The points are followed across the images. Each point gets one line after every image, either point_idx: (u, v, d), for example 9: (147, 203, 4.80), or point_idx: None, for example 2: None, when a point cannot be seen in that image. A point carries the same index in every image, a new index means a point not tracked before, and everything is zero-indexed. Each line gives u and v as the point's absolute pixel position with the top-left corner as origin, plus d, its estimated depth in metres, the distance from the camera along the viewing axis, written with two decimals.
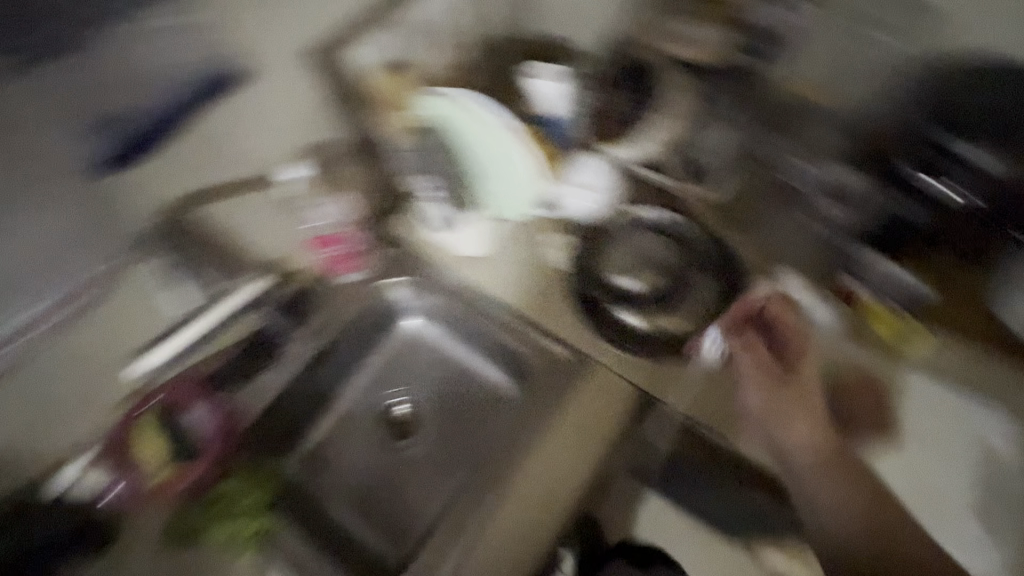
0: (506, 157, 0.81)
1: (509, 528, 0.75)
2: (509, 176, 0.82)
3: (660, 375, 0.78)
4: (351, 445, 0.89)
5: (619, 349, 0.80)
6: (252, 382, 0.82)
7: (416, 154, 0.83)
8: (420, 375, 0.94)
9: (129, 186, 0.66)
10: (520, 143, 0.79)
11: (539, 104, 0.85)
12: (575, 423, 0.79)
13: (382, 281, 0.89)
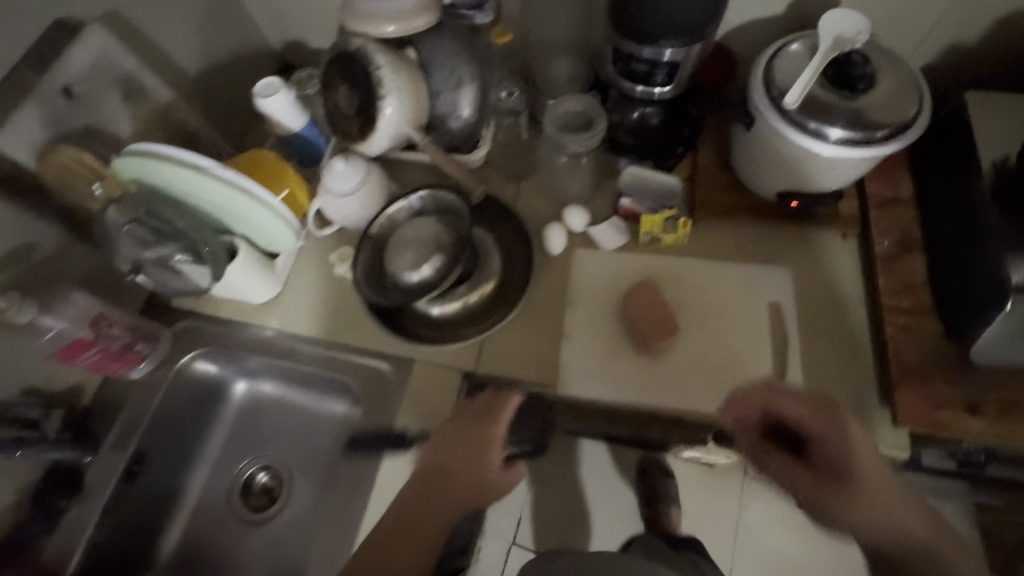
0: (234, 206, 0.72)
1: (410, 501, 0.65)
2: (240, 219, 0.74)
3: (480, 347, 0.78)
4: (215, 533, 0.85)
5: (429, 340, 0.79)
6: (63, 518, 0.74)
7: (136, 227, 0.72)
8: (266, 435, 0.90)
9: None
10: (241, 186, 0.70)
11: (276, 121, 0.86)
12: (412, 426, 0.75)
13: (176, 362, 0.82)
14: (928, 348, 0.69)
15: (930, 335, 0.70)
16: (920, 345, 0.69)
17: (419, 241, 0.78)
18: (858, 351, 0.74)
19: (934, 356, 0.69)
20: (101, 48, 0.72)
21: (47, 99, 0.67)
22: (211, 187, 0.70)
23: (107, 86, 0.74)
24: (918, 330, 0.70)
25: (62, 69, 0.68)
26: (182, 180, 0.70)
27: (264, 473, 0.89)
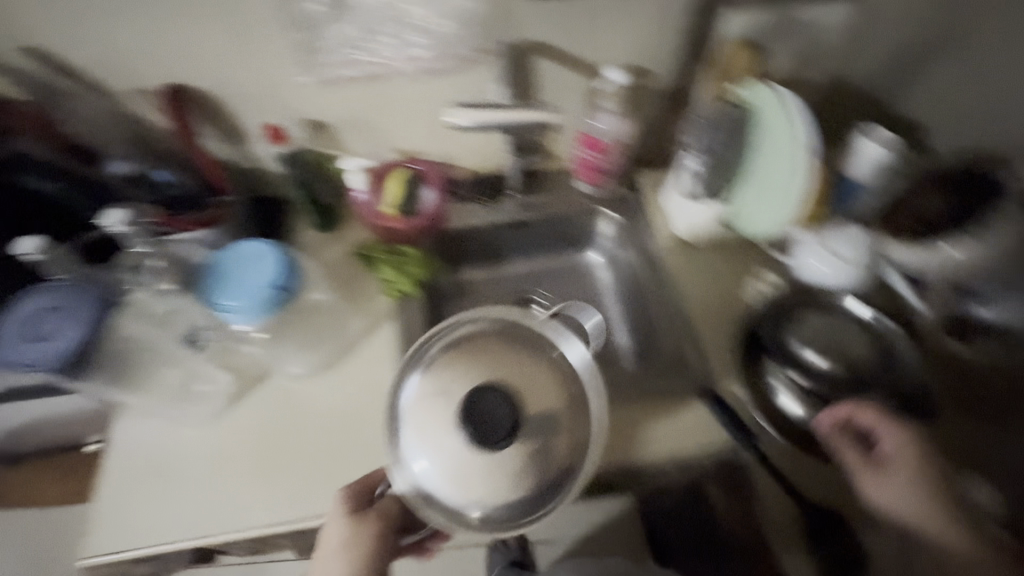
0: (780, 180, 0.77)
1: None
2: (767, 188, 0.79)
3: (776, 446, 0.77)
4: (487, 298, 1.04)
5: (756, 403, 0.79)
6: (469, 204, 0.98)
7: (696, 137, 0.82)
8: (568, 294, 1.06)
9: (518, 14, 0.72)
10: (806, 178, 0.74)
11: (856, 157, 0.81)
12: (678, 420, 0.78)
13: (599, 208, 1.00)
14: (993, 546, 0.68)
15: (909, 455, 0.70)
16: (912, 488, 0.68)
17: (841, 337, 0.81)
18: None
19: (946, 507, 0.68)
20: (842, 15, 0.79)
21: (779, 16, 0.78)
22: (788, 160, 0.76)
23: (803, 37, 0.81)
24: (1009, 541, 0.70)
25: (805, 8, 0.78)
26: (778, 132, 0.76)
27: (543, 309, 1.05)
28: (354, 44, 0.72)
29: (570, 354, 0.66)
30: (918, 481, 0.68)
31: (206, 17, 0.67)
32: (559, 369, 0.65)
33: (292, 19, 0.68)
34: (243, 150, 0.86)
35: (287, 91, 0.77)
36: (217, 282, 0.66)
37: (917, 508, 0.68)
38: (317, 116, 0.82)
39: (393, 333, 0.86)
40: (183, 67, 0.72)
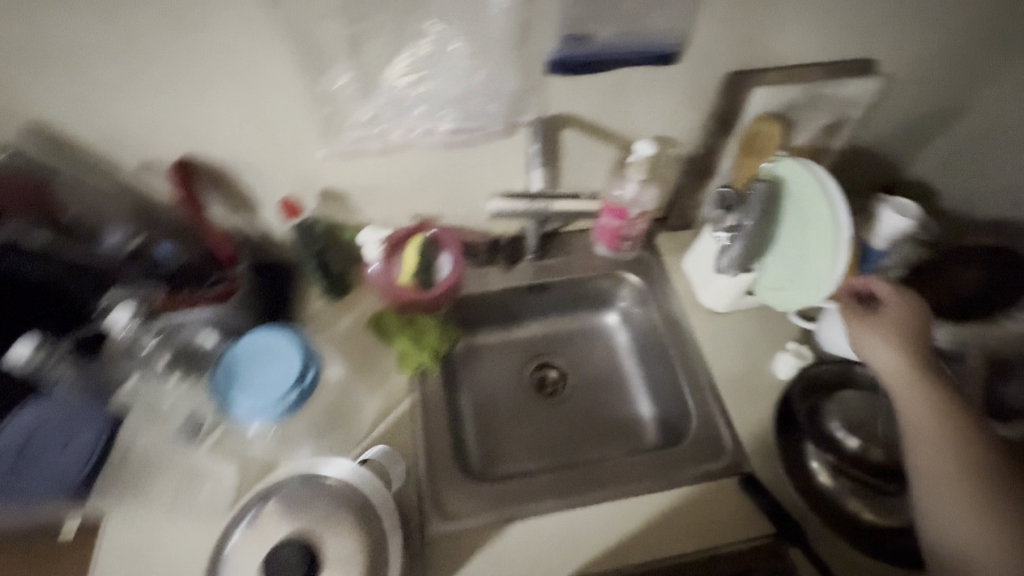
0: (812, 252, 0.75)
1: None
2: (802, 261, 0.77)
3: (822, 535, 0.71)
4: (502, 363, 1.01)
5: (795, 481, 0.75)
6: (486, 269, 0.95)
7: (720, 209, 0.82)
8: (586, 358, 1.02)
9: (549, 91, 0.70)
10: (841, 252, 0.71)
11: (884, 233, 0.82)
12: (719, 505, 0.74)
13: (620, 272, 0.97)
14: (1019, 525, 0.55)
15: (908, 328, 0.67)
16: (911, 386, 0.63)
17: (882, 414, 0.75)
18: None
19: (956, 441, 0.59)
20: (868, 90, 0.79)
21: (809, 92, 0.77)
22: (819, 231, 0.73)
23: (832, 112, 0.81)
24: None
25: (835, 86, 0.77)
26: (807, 203, 0.75)
27: (560, 373, 1.01)
28: (379, 122, 0.68)
29: (333, 472, 0.62)
30: (917, 383, 0.63)
31: (226, 94, 0.63)
32: (357, 502, 0.61)
33: (318, 98, 0.64)
34: (252, 220, 0.81)
35: (305, 163, 0.73)
36: (229, 376, 0.61)
37: (914, 421, 0.62)
38: (333, 186, 0.79)
39: (410, 410, 0.79)
40: (198, 141, 0.68)
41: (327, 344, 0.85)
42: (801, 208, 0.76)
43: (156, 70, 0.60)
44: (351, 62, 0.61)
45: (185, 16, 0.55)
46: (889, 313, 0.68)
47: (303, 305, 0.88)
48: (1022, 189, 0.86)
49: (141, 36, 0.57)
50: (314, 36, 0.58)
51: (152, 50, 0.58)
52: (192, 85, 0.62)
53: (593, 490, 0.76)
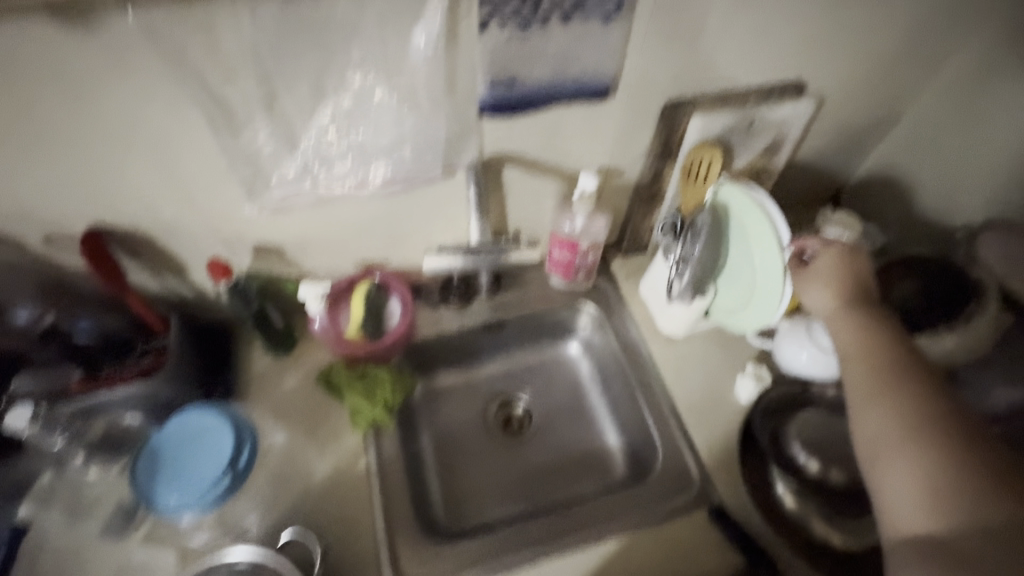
0: (758, 277, 0.75)
1: None
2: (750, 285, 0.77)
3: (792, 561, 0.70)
4: (464, 404, 0.98)
5: (763, 509, 0.73)
6: (439, 310, 0.92)
7: (666, 238, 0.83)
8: (550, 391, 1.00)
9: (484, 133, 0.68)
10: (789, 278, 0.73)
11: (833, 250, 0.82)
12: (688, 541, 0.72)
13: (578, 301, 0.96)
14: (935, 420, 0.54)
15: (845, 270, 0.70)
16: (843, 313, 0.67)
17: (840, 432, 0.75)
18: (983, 553, 0.47)
19: (882, 355, 0.61)
20: (802, 111, 0.80)
21: (745, 116, 0.78)
22: (762, 257, 0.74)
23: (770, 133, 0.81)
24: (981, 450, 0.51)
25: (769, 109, 0.78)
26: (749, 227, 0.75)
27: (524, 409, 0.99)
28: (307, 177, 0.65)
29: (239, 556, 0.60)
30: (850, 312, 0.67)
31: (133, 160, 0.58)
32: None
33: (237, 158, 0.61)
34: (181, 283, 0.76)
35: (232, 221, 0.69)
36: (151, 469, 0.56)
37: (850, 352, 0.64)
38: (266, 241, 0.75)
39: (367, 470, 0.76)
40: (107, 208, 0.63)
41: (273, 406, 0.80)
42: (746, 232, 0.76)
43: (49, 141, 0.55)
44: (268, 119, 0.58)
45: (73, 85, 0.51)
46: (825, 257, 0.72)
47: (245, 366, 0.83)
48: (954, 196, 0.89)
49: (25, 108, 0.51)
50: (224, 97, 0.54)
51: (40, 122, 0.53)
52: (92, 154, 0.57)
53: (561, 538, 0.73)
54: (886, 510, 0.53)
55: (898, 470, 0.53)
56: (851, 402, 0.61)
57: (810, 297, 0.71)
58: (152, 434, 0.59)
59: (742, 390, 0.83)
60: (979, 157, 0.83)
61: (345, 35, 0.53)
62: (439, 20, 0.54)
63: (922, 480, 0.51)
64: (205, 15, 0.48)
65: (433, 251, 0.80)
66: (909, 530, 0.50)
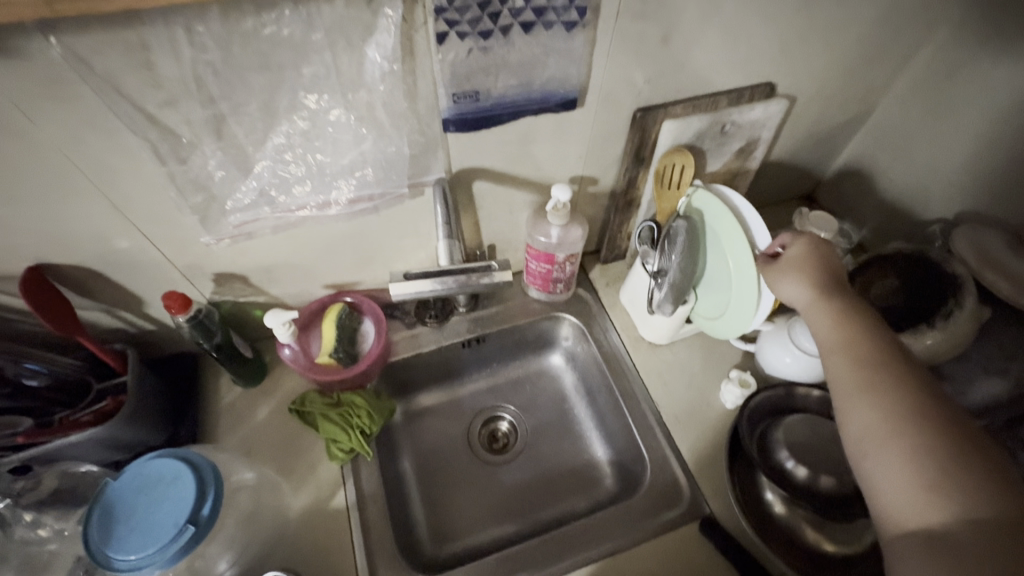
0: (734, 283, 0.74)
1: None
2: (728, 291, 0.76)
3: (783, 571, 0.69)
4: (447, 424, 0.95)
5: (753, 519, 0.72)
6: (416, 329, 0.90)
7: (643, 248, 0.82)
8: (534, 405, 0.97)
9: (451, 148, 0.66)
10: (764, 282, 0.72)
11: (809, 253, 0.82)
12: (679, 557, 0.71)
13: (558, 313, 0.94)
14: (923, 411, 0.50)
15: (816, 263, 0.66)
16: (819, 305, 0.62)
17: (826, 436, 0.74)
18: (981, 550, 0.43)
19: (863, 345, 0.57)
20: (773, 112, 0.79)
21: (717, 119, 0.76)
22: (737, 262, 0.73)
23: (743, 136, 0.81)
24: (971, 440, 0.48)
25: (741, 112, 0.77)
26: (722, 233, 0.74)
27: (509, 425, 0.96)
28: (266, 202, 0.62)
29: None
30: (827, 304, 0.62)
31: (70, 193, 0.55)
32: None
33: (187, 185, 0.57)
34: (138, 316, 0.72)
35: (188, 250, 0.66)
36: (107, 522, 0.54)
37: (827, 342, 0.60)
38: (227, 269, 0.71)
39: (345, 502, 0.73)
40: (48, 244, 0.59)
41: (243, 440, 0.76)
42: (719, 235, 0.75)
43: None
44: (218, 144, 0.54)
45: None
46: (795, 253, 0.68)
47: (212, 399, 0.79)
48: (927, 190, 0.89)
49: None
50: (167, 123, 0.51)
51: None
52: (24, 189, 0.53)
53: (549, 563, 0.71)
54: (879, 509, 0.49)
55: (893, 465, 0.48)
56: (835, 399, 0.56)
57: (783, 290, 0.67)
58: (109, 483, 0.56)
59: (726, 397, 0.83)
60: (949, 152, 0.83)
61: (294, 55, 0.50)
62: (394, 35, 0.51)
63: (913, 474, 0.47)
64: (137, 38, 0.44)
65: (398, 278, 0.69)
66: (903, 528, 0.47)
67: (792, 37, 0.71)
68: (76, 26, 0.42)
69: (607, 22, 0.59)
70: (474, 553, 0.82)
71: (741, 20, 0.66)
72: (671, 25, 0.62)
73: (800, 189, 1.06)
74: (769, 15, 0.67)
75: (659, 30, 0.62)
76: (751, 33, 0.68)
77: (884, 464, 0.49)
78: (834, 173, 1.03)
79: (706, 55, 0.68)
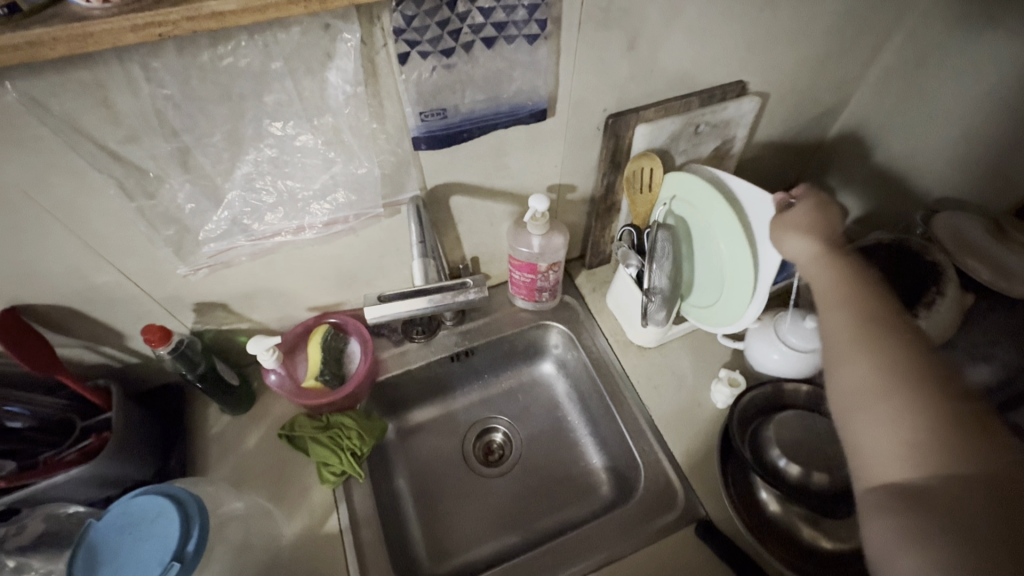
0: (731, 272, 0.73)
1: None
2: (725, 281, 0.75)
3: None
4: (442, 439, 0.95)
5: (748, 521, 0.72)
6: (404, 345, 0.89)
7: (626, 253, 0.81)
8: (527, 415, 0.97)
9: (424, 165, 0.65)
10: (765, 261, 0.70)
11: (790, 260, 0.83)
12: (676, 563, 0.70)
13: (546, 321, 0.93)
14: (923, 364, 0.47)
15: (819, 216, 0.65)
16: (823, 258, 0.60)
17: (817, 431, 0.73)
18: (962, 508, 0.40)
19: (865, 300, 0.54)
20: (746, 110, 0.79)
21: (690, 120, 0.76)
22: (733, 249, 0.72)
23: (717, 134, 0.81)
24: (970, 400, 0.45)
25: (713, 111, 0.77)
26: (714, 221, 0.73)
27: (503, 436, 0.96)
28: (239, 231, 0.62)
29: None
30: (828, 257, 0.60)
31: (37, 234, 0.54)
32: None
33: (157, 219, 0.57)
34: (121, 350, 0.72)
35: (165, 282, 0.65)
36: (91, 564, 0.53)
37: (826, 296, 0.57)
38: (206, 298, 0.71)
39: (338, 526, 0.73)
40: (21, 286, 0.58)
41: (234, 469, 0.76)
42: (711, 224, 0.74)
43: None
44: (185, 176, 0.54)
45: None
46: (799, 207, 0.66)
47: (201, 430, 0.78)
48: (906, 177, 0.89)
49: None
50: (131, 159, 0.51)
51: None
52: None
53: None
54: (863, 464, 0.47)
55: (884, 418, 0.46)
56: (829, 353, 0.54)
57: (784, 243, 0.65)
58: (94, 524, 0.56)
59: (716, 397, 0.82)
60: (934, 133, 0.82)
61: (255, 83, 0.50)
62: (353, 58, 0.51)
63: (902, 432, 0.45)
64: (93, 77, 0.44)
65: (373, 301, 0.68)
66: (888, 484, 0.44)
67: (759, 36, 0.71)
68: (29, 70, 0.42)
69: (569, 33, 0.59)
70: (473, 568, 0.82)
71: (706, 21, 0.66)
72: (635, 32, 0.62)
73: (782, 183, 1.06)
74: (733, 16, 0.67)
75: (623, 38, 0.62)
76: (717, 34, 0.68)
77: (874, 417, 0.47)
78: (815, 165, 1.04)
79: (673, 55, 0.68)
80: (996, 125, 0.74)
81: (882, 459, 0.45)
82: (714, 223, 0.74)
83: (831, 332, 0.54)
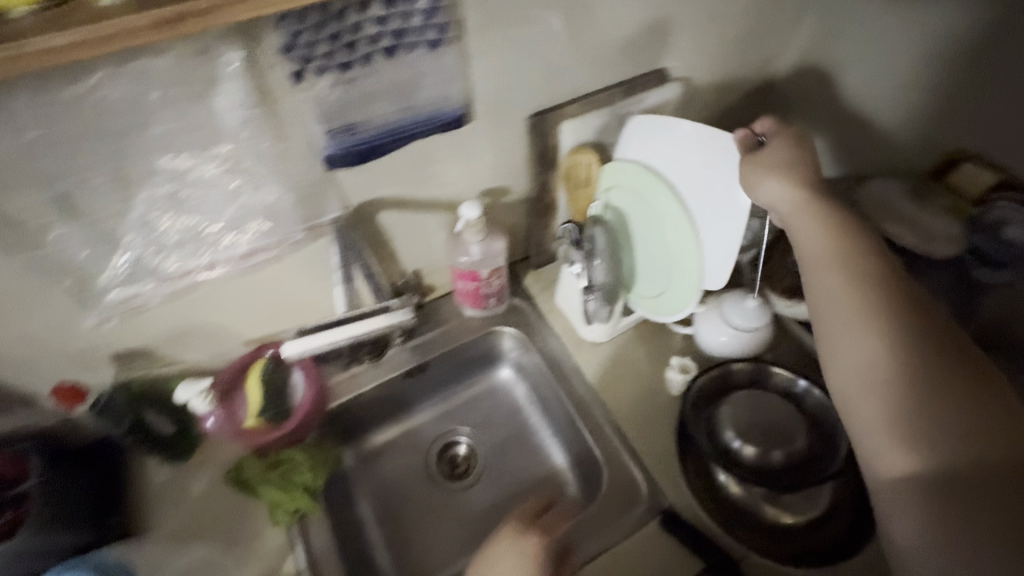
0: (674, 258, 0.73)
1: None
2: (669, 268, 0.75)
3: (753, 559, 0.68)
4: (404, 459, 0.92)
5: (711, 505, 0.72)
6: (353, 368, 0.86)
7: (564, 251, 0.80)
8: (490, 423, 0.95)
9: (342, 184, 0.63)
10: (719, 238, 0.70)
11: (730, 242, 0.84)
12: (644, 557, 0.70)
13: (497, 327, 0.92)
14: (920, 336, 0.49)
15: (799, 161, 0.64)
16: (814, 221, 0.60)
17: (767, 408, 0.75)
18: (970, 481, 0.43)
19: (861, 267, 0.54)
20: (671, 97, 0.79)
21: (615, 112, 0.76)
22: (677, 234, 0.72)
23: None
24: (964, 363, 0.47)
25: (638, 101, 0.77)
26: (657, 207, 0.73)
27: (467, 448, 0.94)
28: (148, 272, 0.58)
29: None
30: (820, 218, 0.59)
31: None
32: None
33: (50, 271, 0.53)
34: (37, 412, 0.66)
35: (73, 336, 0.61)
36: None
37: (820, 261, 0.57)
38: (125, 347, 0.66)
39: (296, 568, 0.69)
40: None
41: (178, 522, 0.71)
42: (653, 211, 0.74)
43: None
44: (73, 222, 0.50)
45: None
46: (779, 148, 0.65)
47: (140, 484, 0.74)
48: None
49: None
50: (5, 210, 0.47)
51: None
52: None
53: None
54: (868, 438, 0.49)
55: (891, 395, 0.47)
56: (828, 322, 0.54)
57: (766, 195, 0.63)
58: None
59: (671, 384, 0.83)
60: (863, 96, 0.81)
61: (134, 116, 0.46)
62: (240, 80, 0.48)
63: (907, 409, 0.46)
64: None
65: (291, 337, 0.66)
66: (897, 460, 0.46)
67: (672, 23, 0.71)
68: None
69: (474, 35, 0.57)
70: None
71: (615, 12, 0.65)
72: (544, 29, 0.61)
73: None
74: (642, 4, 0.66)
75: (532, 35, 0.61)
76: (630, 23, 0.67)
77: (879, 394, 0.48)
78: None
79: (588, 48, 0.67)
80: (969, 59, 0.67)
81: (890, 433, 0.47)
82: (657, 208, 0.73)
83: (830, 301, 0.55)
